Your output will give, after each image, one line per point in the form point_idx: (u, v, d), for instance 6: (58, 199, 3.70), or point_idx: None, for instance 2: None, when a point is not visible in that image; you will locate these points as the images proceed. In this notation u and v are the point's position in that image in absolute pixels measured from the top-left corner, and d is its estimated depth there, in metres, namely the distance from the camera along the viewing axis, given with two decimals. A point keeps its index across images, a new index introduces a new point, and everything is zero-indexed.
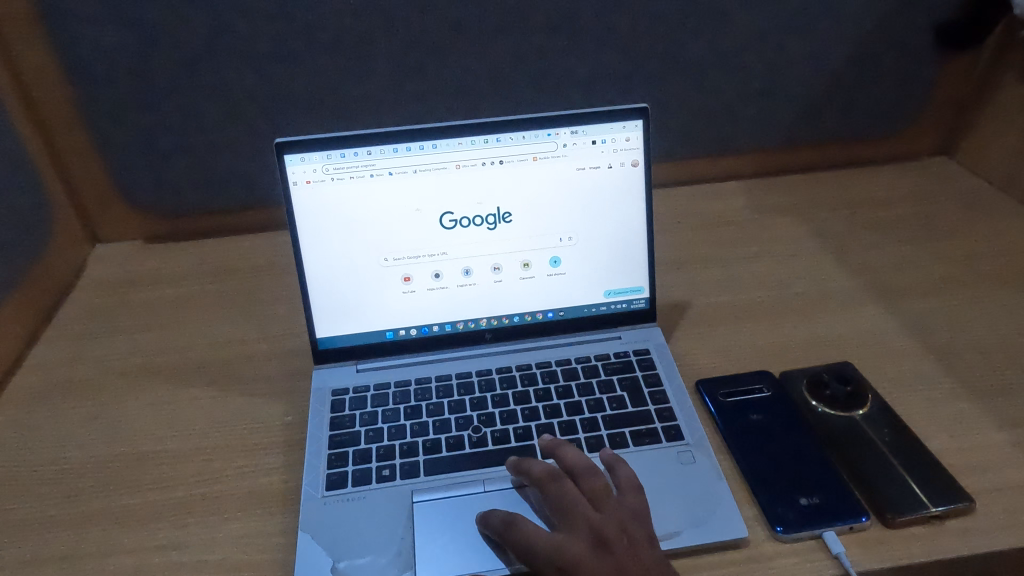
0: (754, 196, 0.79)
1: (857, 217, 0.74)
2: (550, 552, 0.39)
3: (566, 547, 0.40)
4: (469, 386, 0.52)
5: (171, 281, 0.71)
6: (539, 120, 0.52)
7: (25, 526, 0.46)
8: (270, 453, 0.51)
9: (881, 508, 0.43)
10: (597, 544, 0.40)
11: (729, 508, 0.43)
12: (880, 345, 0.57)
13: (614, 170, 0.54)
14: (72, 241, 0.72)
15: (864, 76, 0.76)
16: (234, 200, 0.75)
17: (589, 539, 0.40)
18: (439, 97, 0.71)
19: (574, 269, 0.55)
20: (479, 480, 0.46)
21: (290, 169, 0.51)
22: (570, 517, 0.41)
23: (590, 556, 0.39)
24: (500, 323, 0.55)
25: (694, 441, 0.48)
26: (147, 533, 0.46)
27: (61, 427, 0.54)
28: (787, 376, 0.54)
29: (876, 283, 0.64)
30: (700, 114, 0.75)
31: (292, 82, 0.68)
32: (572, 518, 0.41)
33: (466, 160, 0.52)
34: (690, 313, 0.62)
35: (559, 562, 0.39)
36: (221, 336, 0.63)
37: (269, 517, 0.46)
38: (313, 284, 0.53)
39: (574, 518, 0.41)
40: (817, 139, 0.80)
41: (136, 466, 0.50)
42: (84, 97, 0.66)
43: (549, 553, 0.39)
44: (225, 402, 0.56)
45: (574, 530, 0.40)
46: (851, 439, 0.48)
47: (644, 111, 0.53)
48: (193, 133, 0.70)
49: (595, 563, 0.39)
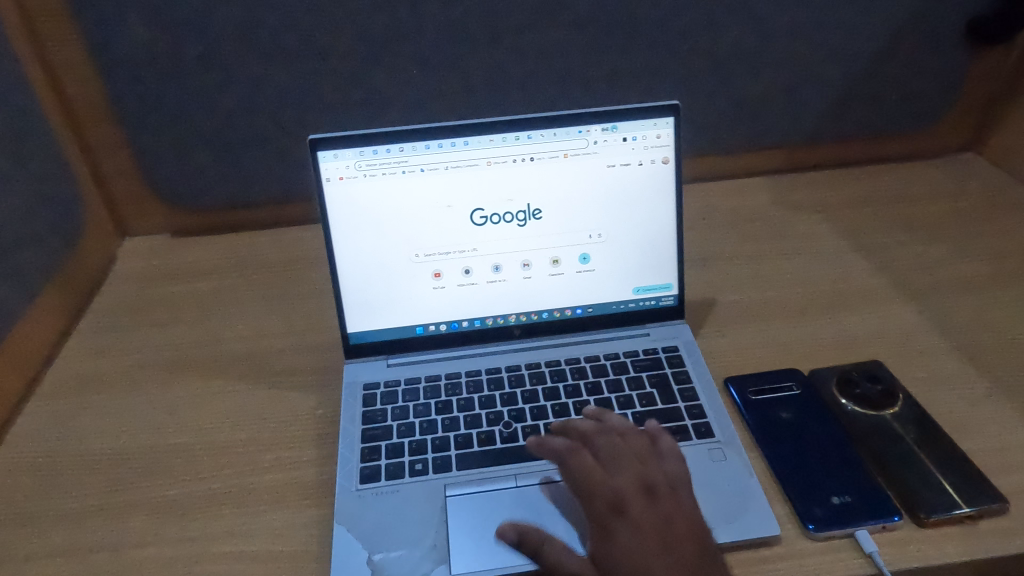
0: (780, 192, 0.79)
1: (885, 213, 0.73)
2: (601, 492, 0.42)
3: (615, 488, 0.43)
4: (499, 382, 0.52)
5: (200, 275, 0.72)
6: (570, 118, 0.52)
7: (65, 516, 0.48)
8: (302, 446, 0.52)
9: (913, 507, 0.43)
10: (643, 488, 0.42)
11: (761, 506, 0.44)
12: (909, 343, 0.57)
13: (645, 167, 0.54)
14: (102, 235, 0.73)
15: (892, 72, 0.75)
16: (261, 194, 0.75)
17: (637, 483, 0.43)
18: (465, 93, 0.71)
19: (604, 266, 0.55)
20: (511, 475, 0.46)
21: (323, 165, 0.51)
22: (618, 462, 0.44)
23: (637, 497, 0.42)
24: (529, 319, 0.56)
25: (725, 439, 0.48)
26: (185, 524, 0.47)
27: (97, 419, 0.55)
28: (816, 373, 0.54)
29: (904, 281, 0.64)
30: (726, 110, 0.75)
31: (321, 77, 0.68)
32: (620, 462, 0.44)
33: (498, 157, 0.53)
34: (717, 309, 0.62)
35: (608, 500, 0.42)
36: (251, 329, 0.64)
37: (304, 510, 0.47)
38: (345, 280, 0.53)
39: (623, 471, 0.44)
40: (844, 135, 0.79)
41: (171, 458, 0.51)
42: (115, 92, 0.67)
43: (600, 493, 0.42)
44: (257, 395, 0.56)
45: (622, 474, 0.43)
46: (882, 438, 0.48)
47: (676, 108, 0.53)
48: (221, 128, 0.70)
49: (642, 505, 0.42)
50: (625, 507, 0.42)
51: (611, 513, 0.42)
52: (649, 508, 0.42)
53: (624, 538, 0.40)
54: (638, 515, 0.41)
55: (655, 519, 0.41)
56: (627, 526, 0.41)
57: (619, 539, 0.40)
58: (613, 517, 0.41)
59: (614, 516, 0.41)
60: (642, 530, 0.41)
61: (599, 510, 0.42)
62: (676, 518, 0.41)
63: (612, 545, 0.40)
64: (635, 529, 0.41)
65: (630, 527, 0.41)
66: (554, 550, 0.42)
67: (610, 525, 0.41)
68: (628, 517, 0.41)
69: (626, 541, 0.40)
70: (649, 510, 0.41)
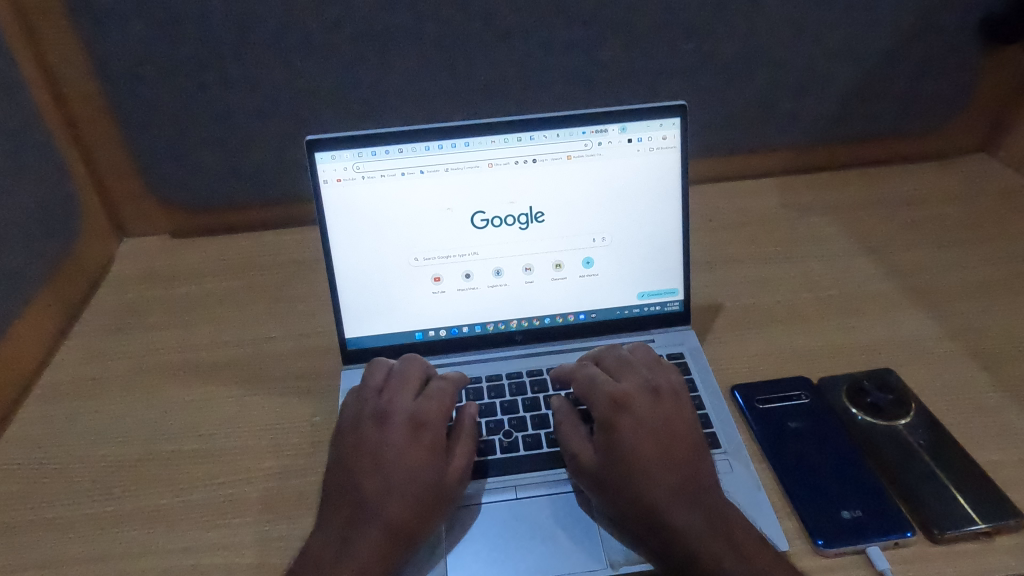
0: (788, 194, 0.77)
1: (895, 216, 0.72)
2: (608, 390, 0.44)
3: (621, 389, 0.44)
4: (500, 389, 0.51)
5: (198, 277, 0.71)
6: (574, 118, 0.51)
7: (55, 526, 0.46)
8: (299, 454, 0.51)
9: (926, 523, 0.42)
10: (648, 391, 0.44)
11: (766, 519, 0.43)
12: (921, 350, 0.55)
13: (650, 169, 0.53)
14: (99, 235, 0.72)
15: (905, 71, 0.73)
16: (259, 193, 0.74)
17: (643, 388, 0.45)
18: (467, 91, 0.70)
19: (608, 270, 0.54)
20: (511, 486, 0.45)
21: (320, 167, 0.50)
22: (625, 371, 0.46)
23: (641, 398, 0.44)
24: (531, 324, 0.55)
25: (732, 450, 0.47)
26: (178, 534, 0.46)
27: (90, 424, 0.54)
28: (826, 381, 0.52)
29: (916, 285, 0.62)
30: (734, 110, 0.73)
31: (320, 75, 0.67)
32: (627, 375, 0.46)
33: (499, 158, 0.51)
34: (724, 314, 0.61)
35: (613, 395, 0.44)
36: (248, 332, 0.63)
37: (300, 521, 0.46)
38: (343, 283, 0.52)
39: (630, 375, 0.46)
40: (854, 135, 0.78)
41: (164, 466, 0.50)
42: (111, 91, 0.66)
43: (606, 392, 0.44)
44: (253, 401, 0.55)
45: (628, 381, 0.45)
46: (894, 449, 0.46)
47: (683, 109, 0.51)
48: (220, 127, 0.69)
49: (646, 403, 0.44)
50: (629, 403, 0.43)
51: (615, 407, 0.43)
52: (652, 407, 0.43)
53: (626, 429, 0.42)
54: (642, 411, 0.43)
55: (657, 418, 0.43)
56: (631, 419, 0.43)
57: (622, 427, 0.42)
58: (616, 409, 0.43)
59: (618, 409, 0.43)
60: (644, 425, 0.42)
61: (603, 405, 0.44)
62: (677, 423, 0.43)
63: (615, 433, 0.42)
64: (637, 422, 0.42)
65: (633, 419, 0.43)
66: (555, 565, 0.41)
67: (613, 417, 0.43)
68: (631, 412, 0.43)
69: (628, 430, 0.42)
70: (652, 409, 0.43)
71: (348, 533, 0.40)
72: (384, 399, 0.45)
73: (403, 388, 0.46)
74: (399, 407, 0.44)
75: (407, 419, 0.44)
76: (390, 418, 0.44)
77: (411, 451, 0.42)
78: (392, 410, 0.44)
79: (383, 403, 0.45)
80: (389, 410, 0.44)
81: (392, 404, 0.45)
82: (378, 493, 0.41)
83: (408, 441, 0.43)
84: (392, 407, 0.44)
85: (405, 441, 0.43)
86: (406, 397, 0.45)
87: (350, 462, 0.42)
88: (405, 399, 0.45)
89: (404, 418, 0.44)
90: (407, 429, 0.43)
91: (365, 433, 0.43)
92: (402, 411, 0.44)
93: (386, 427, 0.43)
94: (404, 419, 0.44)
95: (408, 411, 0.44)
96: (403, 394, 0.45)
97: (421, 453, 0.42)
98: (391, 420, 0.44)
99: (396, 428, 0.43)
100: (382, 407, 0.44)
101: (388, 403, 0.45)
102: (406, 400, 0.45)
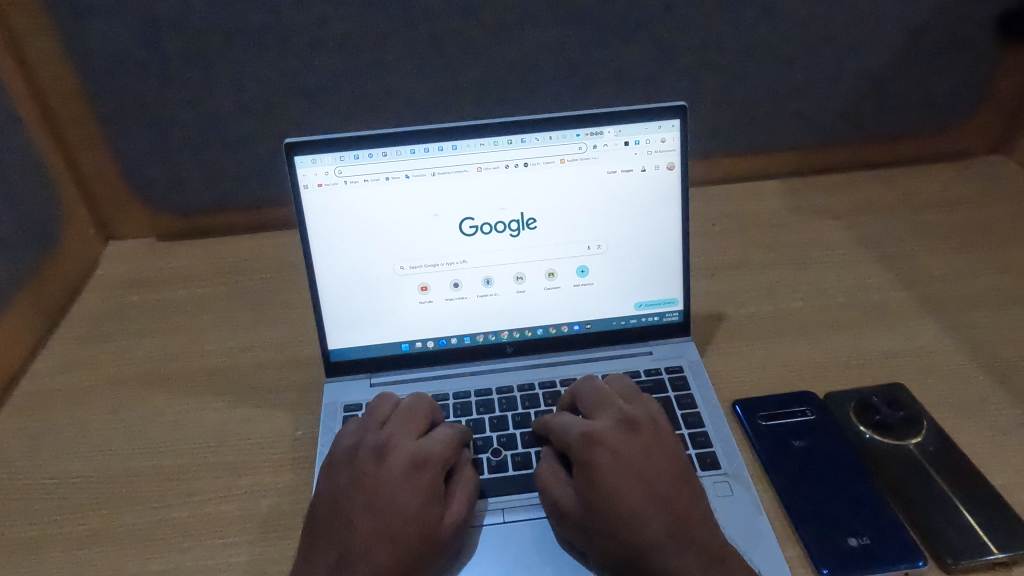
0: (794, 196, 0.74)
1: (906, 220, 0.69)
2: (580, 427, 0.42)
3: (594, 425, 0.42)
4: (489, 404, 0.49)
5: (182, 282, 0.68)
6: (567, 120, 0.48)
7: (22, 546, 0.44)
8: (278, 471, 0.48)
9: (939, 551, 0.39)
10: (623, 424, 0.42)
11: (768, 548, 0.40)
12: (932, 364, 0.53)
13: (648, 173, 0.50)
14: (82, 238, 0.70)
15: (916, 69, 0.71)
16: (247, 196, 0.72)
17: (617, 421, 0.42)
18: (460, 91, 0.67)
19: (603, 279, 0.52)
20: (498, 509, 0.43)
21: (301, 171, 0.47)
22: (601, 407, 0.44)
23: (616, 433, 0.41)
24: (522, 336, 0.52)
25: (732, 471, 0.44)
26: (149, 557, 0.43)
27: (64, 438, 0.52)
28: (832, 397, 0.50)
29: (927, 294, 0.59)
30: (738, 109, 0.71)
31: (307, 73, 0.64)
32: (601, 409, 0.43)
33: (489, 162, 0.49)
34: (725, 324, 0.58)
35: (586, 432, 0.41)
36: (231, 341, 0.60)
37: (276, 543, 0.44)
38: (325, 293, 0.50)
39: (606, 411, 0.43)
40: (863, 136, 0.75)
41: (138, 482, 0.48)
42: (92, 89, 0.64)
43: (578, 429, 0.41)
44: (233, 413, 0.53)
45: (603, 416, 0.43)
46: (904, 471, 0.44)
47: (683, 110, 0.49)
48: (204, 127, 0.67)
49: (622, 437, 0.41)
50: (603, 438, 0.40)
51: (588, 445, 0.40)
52: (629, 441, 0.41)
53: (603, 467, 0.39)
54: (618, 446, 0.40)
55: (635, 452, 0.40)
56: (607, 455, 0.40)
57: (599, 465, 0.39)
58: (591, 447, 0.40)
59: (592, 446, 0.40)
60: (621, 460, 0.39)
61: (577, 442, 0.41)
62: (657, 456, 0.40)
63: (592, 473, 0.39)
64: (614, 458, 0.39)
65: (610, 455, 0.40)
66: None
67: (589, 455, 0.40)
68: (607, 447, 0.40)
69: (604, 468, 0.39)
70: (629, 443, 0.40)
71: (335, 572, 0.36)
72: (386, 434, 0.43)
73: (404, 427, 0.43)
74: (400, 443, 0.42)
75: (408, 456, 0.41)
76: (390, 454, 0.41)
77: (409, 487, 0.40)
78: (392, 445, 0.42)
79: (384, 437, 0.42)
80: (389, 445, 0.42)
81: (393, 439, 0.42)
82: (372, 532, 0.38)
83: (407, 478, 0.40)
84: (393, 442, 0.42)
85: (404, 478, 0.40)
86: (408, 435, 0.43)
87: (343, 496, 0.39)
88: (406, 439, 0.42)
89: (405, 454, 0.41)
90: (407, 465, 0.40)
91: (361, 465, 0.41)
92: (404, 448, 0.42)
93: (385, 461, 0.41)
94: (406, 455, 0.41)
95: (409, 448, 0.42)
96: (404, 432, 0.43)
97: (420, 492, 0.40)
98: (391, 455, 0.41)
99: (396, 463, 0.41)
100: (382, 441, 0.42)
101: (388, 438, 0.42)
102: (407, 439, 0.42)
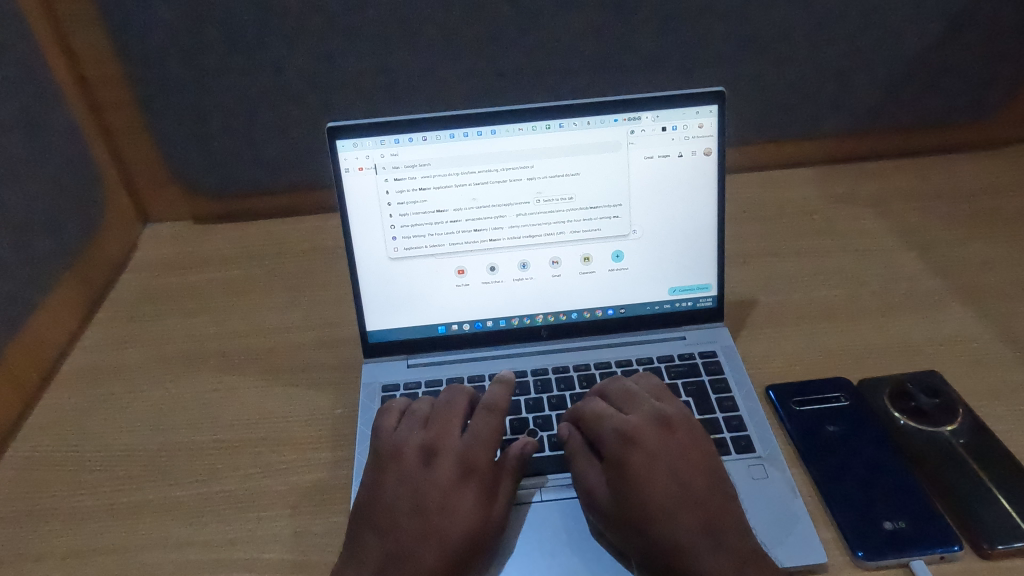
0: (826, 184, 0.74)
1: (942, 208, 0.68)
2: (614, 424, 0.42)
3: (628, 422, 0.42)
4: (525, 386, 0.50)
5: (221, 263, 0.70)
6: (606, 105, 0.49)
7: (77, 515, 0.46)
8: (320, 447, 0.50)
9: (974, 536, 0.40)
10: (657, 422, 0.42)
11: (804, 530, 0.40)
12: (968, 352, 0.52)
13: (685, 158, 0.50)
14: (122, 221, 0.72)
15: (954, 56, 0.70)
16: (282, 180, 0.73)
17: (651, 419, 0.42)
18: (492, 77, 0.67)
19: (638, 264, 0.52)
20: (535, 488, 0.44)
21: (343, 155, 0.48)
22: (632, 402, 0.44)
23: (650, 430, 0.41)
24: (557, 319, 0.53)
25: (767, 455, 0.44)
26: (198, 527, 0.45)
27: (113, 413, 0.54)
28: (866, 383, 0.50)
29: (962, 282, 0.59)
30: (772, 95, 0.70)
31: (343, 59, 0.65)
32: (634, 406, 0.43)
33: (527, 147, 0.49)
34: (759, 310, 0.58)
35: (621, 429, 0.41)
36: (270, 322, 0.62)
37: (319, 516, 0.45)
38: (365, 275, 0.51)
39: (637, 406, 0.43)
40: (897, 123, 0.74)
41: (185, 456, 0.50)
42: (134, 74, 0.65)
43: (612, 426, 0.42)
44: (274, 391, 0.54)
45: (635, 412, 0.43)
46: (939, 456, 0.44)
47: (721, 96, 0.49)
48: (241, 112, 0.68)
49: (656, 437, 0.41)
50: (638, 437, 0.41)
51: (624, 443, 0.41)
52: (662, 440, 0.41)
53: (638, 467, 0.39)
54: (653, 446, 0.40)
55: (668, 452, 0.40)
56: (642, 455, 0.40)
57: (633, 464, 0.40)
58: (625, 445, 0.40)
59: (627, 445, 0.40)
60: (656, 460, 0.40)
61: (612, 440, 0.41)
62: (692, 457, 0.40)
63: (626, 472, 0.39)
64: (650, 459, 0.40)
65: (644, 455, 0.40)
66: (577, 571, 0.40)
67: (624, 454, 0.40)
68: (642, 446, 0.40)
69: (640, 468, 0.39)
70: (663, 442, 0.41)
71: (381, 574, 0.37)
72: (432, 434, 0.43)
73: (451, 423, 0.44)
74: (447, 444, 0.42)
75: (456, 460, 0.42)
76: (439, 457, 0.42)
77: (456, 493, 0.40)
78: (440, 447, 0.42)
79: (431, 438, 0.43)
80: (437, 446, 0.42)
81: (440, 439, 0.43)
82: (419, 535, 0.39)
83: (457, 483, 0.41)
84: (441, 443, 0.42)
85: (452, 485, 0.41)
86: (454, 434, 0.43)
87: (391, 498, 0.40)
88: (455, 436, 0.43)
89: (453, 458, 0.42)
90: (456, 471, 0.41)
91: (410, 467, 0.41)
92: (452, 449, 0.42)
93: (433, 465, 0.41)
94: (453, 459, 0.42)
95: (457, 450, 0.42)
96: (450, 430, 0.43)
97: (467, 499, 0.40)
98: (439, 458, 0.42)
99: (444, 468, 0.41)
100: (430, 442, 0.43)
101: (436, 437, 0.43)
102: (454, 437, 0.43)
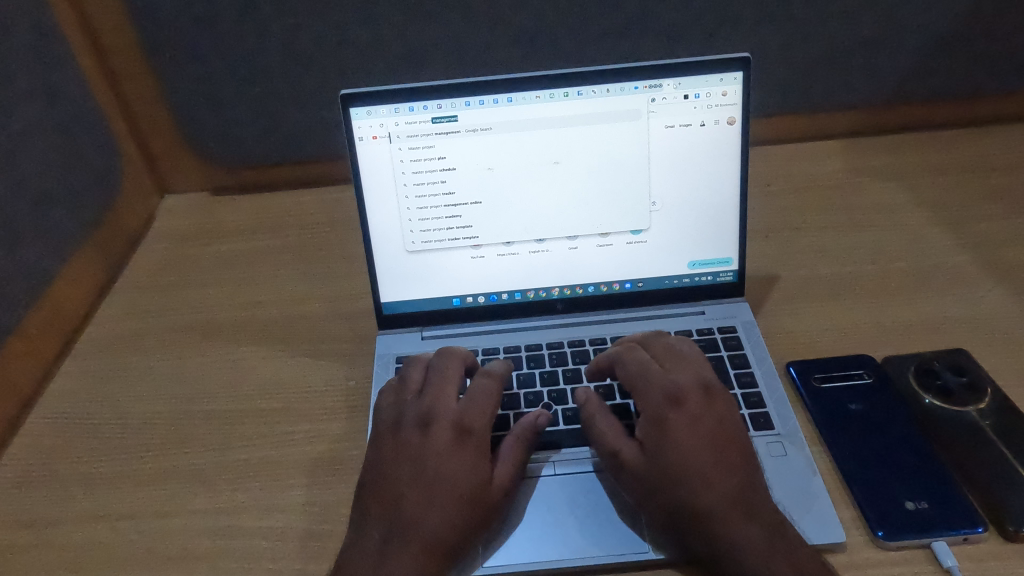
0: (854, 157, 0.72)
1: (976, 182, 0.66)
2: (660, 383, 0.41)
3: (674, 382, 0.41)
4: (540, 360, 0.49)
5: (237, 233, 0.70)
6: (627, 72, 0.47)
7: (95, 481, 0.46)
8: (333, 418, 0.49)
9: (1000, 519, 0.38)
10: (702, 388, 0.41)
11: (825, 509, 0.40)
12: (999, 331, 0.51)
13: (708, 127, 0.49)
14: (139, 191, 0.72)
15: (992, 23, 0.67)
16: (298, 151, 0.73)
17: (697, 382, 0.42)
18: (510, 44, 0.66)
19: (657, 236, 0.51)
20: (548, 462, 0.43)
21: (356, 123, 0.48)
22: (677, 361, 0.43)
23: (696, 394, 0.41)
24: (574, 292, 0.52)
25: (786, 432, 0.44)
26: (212, 495, 0.45)
27: (130, 382, 0.54)
28: (891, 362, 0.49)
29: (994, 258, 0.57)
30: (799, 64, 0.68)
31: (357, 26, 0.64)
32: (678, 365, 0.43)
33: (544, 116, 0.48)
34: (781, 286, 0.57)
35: (668, 391, 0.41)
36: (285, 293, 0.61)
37: (332, 487, 0.45)
38: (379, 247, 0.50)
39: (684, 365, 0.43)
40: (931, 94, 0.72)
41: (200, 426, 0.50)
42: (148, 42, 0.65)
43: (661, 386, 0.41)
44: (288, 362, 0.54)
45: (680, 372, 0.42)
46: (967, 437, 0.43)
47: (746, 62, 0.47)
48: (255, 80, 0.67)
49: (700, 400, 0.41)
50: (683, 400, 0.40)
51: (668, 403, 0.40)
52: (707, 405, 0.40)
53: (679, 428, 0.39)
54: (696, 410, 0.40)
55: (710, 416, 0.40)
56: (684, 418, 0.40)
57: (674, 425, 0.39)
58: (669, 406, 0.40)
59: (672, 405, 0.40)
60: (698, 426, 0.39)
61: (658, 399, 0.41)
62: (730, 425, 0.40)
63: (666, 432, 0.39)
64: (691, 422, 0.39)
65: (685, 418, 0.40)
66: (585, 547, 0.39)
67: (666, 414, 0.40)
68: (686, 410, 0.40)
69: (681, 429, 0.39)
70: (706, 407, 0.40)
71: (387, 542, 0.37)
72: (426, 402, 0.43)
73: (447, 389, 0.43)
74: (441, 409, 0.42)
75: (451, 425, 0.41)
76: (434, 423, 0.41)
77: (454, 457, 0.40)
78: (434, 414, 0.42)
79: (425, 406, 0.42)
80: (432, 413, 0.42)
81: (435, 406, 0.42)
82: (420, 499, 0.38)
83: (453, 447, 0.40)
84: (435, 410, 0.42)
85: (449, 448, 0.40)
86: (448, 400, 0.43)
87: (392, 467, 0.40)
88: (448, 401, 0.43)
89: (448, 422, 0.41)
90: (452, 433, 0.41)
91: (408, 435, 0.41)
92: (446, 414, 0.42)
93: (429, 430, 0.41)
94: (448, 423, 0.41)
95: (451, 415, 0.42)
96: (444, 396, 0.43)
97: (465, 461, 0.40)
98: (435, 424, 0.41)
99: (441, 433, 0.41)
100: (424, 411, 0.42)
101: (429, 405, 0.42)
102: (448, 402, 0.43)
